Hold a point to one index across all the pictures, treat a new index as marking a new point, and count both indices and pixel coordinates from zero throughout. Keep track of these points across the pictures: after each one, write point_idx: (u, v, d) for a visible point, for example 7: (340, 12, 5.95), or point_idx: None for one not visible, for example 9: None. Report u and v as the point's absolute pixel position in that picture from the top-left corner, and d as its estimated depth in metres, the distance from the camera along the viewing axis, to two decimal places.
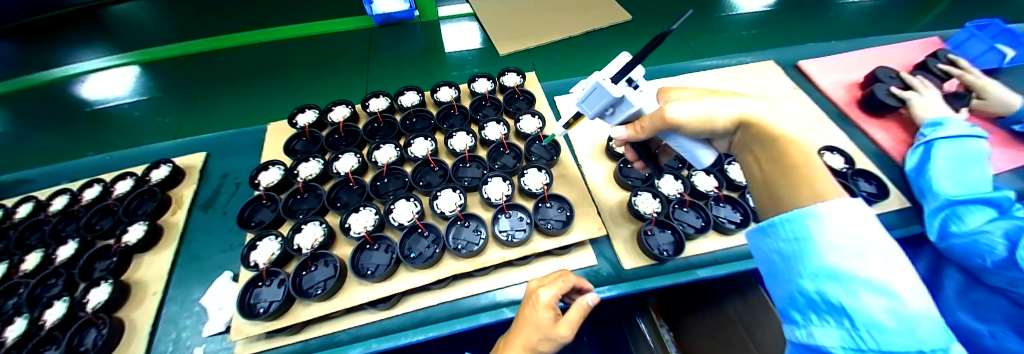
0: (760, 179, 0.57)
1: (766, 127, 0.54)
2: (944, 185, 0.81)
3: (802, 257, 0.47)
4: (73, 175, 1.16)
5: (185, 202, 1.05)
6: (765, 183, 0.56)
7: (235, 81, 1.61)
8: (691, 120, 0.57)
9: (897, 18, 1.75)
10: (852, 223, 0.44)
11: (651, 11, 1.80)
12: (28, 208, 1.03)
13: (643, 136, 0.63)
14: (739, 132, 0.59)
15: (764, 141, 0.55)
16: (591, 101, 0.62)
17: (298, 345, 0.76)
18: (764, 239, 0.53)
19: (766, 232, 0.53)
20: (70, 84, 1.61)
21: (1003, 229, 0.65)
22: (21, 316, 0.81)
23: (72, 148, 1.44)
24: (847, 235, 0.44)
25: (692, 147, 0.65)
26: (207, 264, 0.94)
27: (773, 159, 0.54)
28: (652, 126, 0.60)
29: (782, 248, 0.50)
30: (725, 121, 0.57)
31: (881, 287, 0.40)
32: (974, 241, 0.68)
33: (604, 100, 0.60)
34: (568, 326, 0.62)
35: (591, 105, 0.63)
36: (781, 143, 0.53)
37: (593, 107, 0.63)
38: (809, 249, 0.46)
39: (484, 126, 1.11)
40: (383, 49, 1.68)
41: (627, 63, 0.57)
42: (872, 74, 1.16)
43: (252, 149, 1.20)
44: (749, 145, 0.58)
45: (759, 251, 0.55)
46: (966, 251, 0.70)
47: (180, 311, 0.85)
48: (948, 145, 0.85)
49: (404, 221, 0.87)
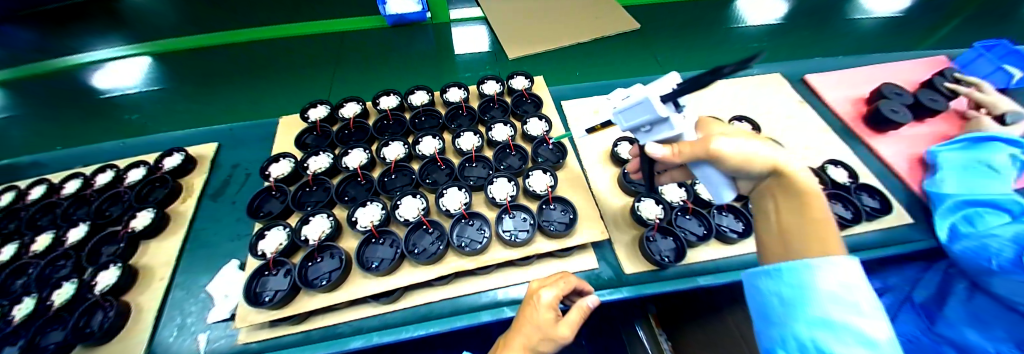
0: (772, 229, 0.58)
1: (797, 181, 0.54)
2: (947, 186, 0.86)
3: (803, 304, 0.46)
4: (88, 160, 1.20)
5: (196, 190, 1.08)
6: (778, 229, 0.56)
7: (242, 75, 1.64)
8: (734, 156, 0.56)
9: (907, 35, 1.75)
10: (855, 280, 0.45)
11: (661, 21, 1.81)
12: (41, 189, 1.07)
13: (685, 156, 0.59)
14: (770, 177, 0.58)
15: (791, 194, 0.55)
16: (630, 112, 0.62)
17: (299, 335, 0.78)
18: (766, 283, 0.52)
19: (769, 274, 0.52)
20: (85, 72, 1.65)
21: (1012, 233, 0.62)
22: (29, 296, 0.83)
23: (81, 135, 1.46)
24: (847, 289, 0.44)
25: (715, 180, 0.64)
26: (216, 252, 0.96)
27: (793, 210, 0.54)
28: (691, 154, 0.58)
29: (783, 292, 0.49)
30: (764, 163, 0.56)
31: (877, 344, 0.40)
32: (984, 245, 0.67)
33: (651, 120, 0.60)
34: (568, 327, 0.63)
35: (628, 116, 0.63)
36: (811, 198, 0.53)
37: (632, 119, 0.63)
38: (809, 297, 0.46)
39: (492, 127, 1.13)
40: (393, 49, 1.71)
41: (680, 88, 0.55)
42: (878, 90, 1.16)
43: (263, 141, 1.23)
44: (773, 192, 0.58)
45: (756, 295, 0.54)
46: (974, 255, 0.69)
47: (188, 295, 0.88)
48: (952, 158, 0.89)
49: (410, 217, 0.89)
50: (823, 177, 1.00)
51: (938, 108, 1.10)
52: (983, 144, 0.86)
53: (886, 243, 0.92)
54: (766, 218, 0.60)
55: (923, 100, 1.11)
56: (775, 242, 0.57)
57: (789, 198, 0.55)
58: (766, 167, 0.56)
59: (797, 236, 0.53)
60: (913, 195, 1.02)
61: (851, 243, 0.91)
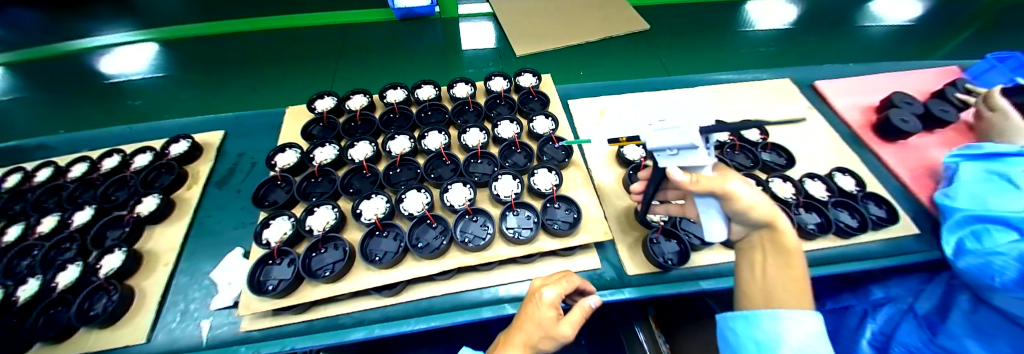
0: (757, 279, 0.60)
1: (787, 238, 0.57)
2: (962, 199, 0.84)
3: (774, 348, 0.52)
4: (94, 145, 1.20)
5: (201, 178, 1.08)
6: (763, 283, 0.59)
7: (249, 64, 1.64)
8: (743, 199, 0.54)
9: (919, 44, 1.74)
10: (818, 334, 0.51)
11: (670, 22, 1.80)
12: (48, 172, 1.08)
13: (702, 187, 0.54)
14: (760, 231, 0.59)
15: (779, 249, 0.57)
16: (666, 136, 0.60)
17: (301, 325, 0.78)
18: (743, 327, 0.57)
19: (749, 320, 0.56)
20: (92, 57, 1.66)
21: (1018, 251, 0.62)
22: (33, 277, 0.84)
23: (87, 118, 1.46)
24: (812, 341, 0.50)
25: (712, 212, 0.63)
26: (219, 240, 0.97)
27: (778, 265, 0.57)
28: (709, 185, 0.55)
29: (758, 337, 0.54)
30: (766, 215, 0.55)
31: None
32: (988, 262, 0.67)
33: (686, 148, 0.59)
34: (569, 326, 0.63)
35: (660, 139, 0.61)
36: (795, 258, 0.57)
37: (664, 143, 0.61)
38: (779, 343, 0.51)
39: (498, 124, 1.13)
40: (401, 42, 1.71)
41: (726, 125, 0.55)
42: (889, 98, 1.16)
43: (270, 130, 1.24)
44: (761, 244, 0.60)
45: (732, 336, 0.59)
46: (978, 271, 0.69)
47: (192, 281, 0.88)
48: (969, 169, 0.88)
49: (414, 211, 0.89)
50: (829, 185, 1.00)
51: (949, 119, 1.09)
52: (1004, 158, 0.84)
53: (891, 253, 0.91)
54: (752, 269, 0.62)
55: (934, 110, 1.10)
56: (759, 294, 0.59)
57: (778, 255, 0.57)
58: (763, 222, 0.56)
59: (782, 294, 0.56)
60: (920, 205, 1.01)
61: (856, 252, 0.91)
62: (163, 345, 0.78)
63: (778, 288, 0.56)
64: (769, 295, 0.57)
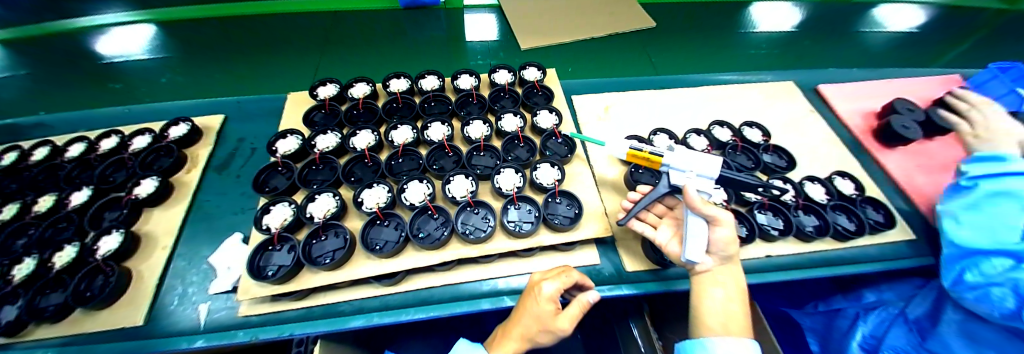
0: (717, 311, 0.67)
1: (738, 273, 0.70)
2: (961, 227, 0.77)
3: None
4: (91, 125, 1.19)
5: (201, 162, 1.07)
6: (724, 314, 0.66)
7: (248, 49, 1.62)
8: (726, 236, 0.64)
9: (921, 51, 1.74)
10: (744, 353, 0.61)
11: (676, 21, 1.79)
12: (45, 151, 1.07)
13: (707, 211, 0.62)
14: (724, 265, 0.69)
15: (733, 282, 0.69)
16: (696, 159, 0.69)
17: (300, 311, 0.78)
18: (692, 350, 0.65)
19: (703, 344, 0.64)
20: (89, 36, 1.63)
21: (1011, 281, 0.66)
22: (30, 257, 0.83)
23: (81, 99, 1.44)
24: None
25: (698, 232, 0.65)
26: (219, 224, 0.96)
27: (732, 297, 0.68)
28: (710, 212, 0.62)
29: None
30: (735, 252, 0.67)
31: None
32: (986, 291, 0.69)
33: (706, 176, 0.69)
34: (568, 320, 0.63)
35: (686, 160, 0.70)
36: (742, 290, 0.70)
37: (689, 163, 0.69)
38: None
39: (502, 117, 1.12)
40: (405, 32, 1.69)
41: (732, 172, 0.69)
42: (890, 105, 1.16)
43: (271, 115, 1.23)
44: (721, 279, 0.69)
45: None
46: (977, 299, 0.72)
47: (188, 266, 0.88)
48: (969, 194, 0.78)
49: (416, 201, 0.89)
50: (829, 188, 1.01)
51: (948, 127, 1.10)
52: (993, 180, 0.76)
53: (886, 257, 0.92)
54: (711, 301, 0.68)
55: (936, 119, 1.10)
56: (719, 324, 0.65)
57: (734, 289, 0.68)
58: (731, 257, 0.67)
59: (737, 324, 0.65)
60: (917, 211, 1.02)
61: (853, 255, 0.92)
62: (160, 328, 0.77)
63: (735, 319, 0.66)
64: (728, 326, 0.65)
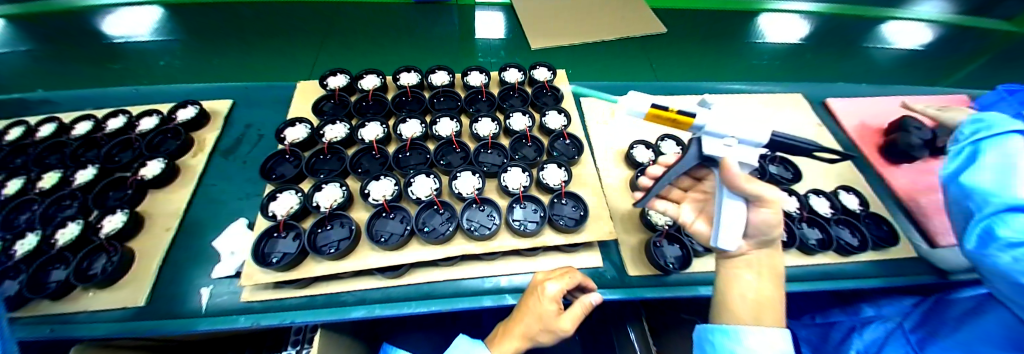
0: (749, 297, 0.64)
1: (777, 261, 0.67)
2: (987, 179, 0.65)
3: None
4: (99, 104, 1.19)
5: (207, 145, 1.07)
6: (755, 300, 0.63)
7: (257, 35, 1.62)
8: (771, 215, 0.60)
9: (929, 70, 1.75)
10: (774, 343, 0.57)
11: (687, 27, 1.79)
12: (50, 128, 1.07)
13: (753, 189, 0.57)
14: (762, 252, 0.67)
15: (770, 269, 0.66)
16: (740, 124, 0.59)
17: (303, 299, 0.79)
18: (717, 339, 0.61)
19: (731, 335, 0.59)
20: (98, 16, 1.63)
21: None
22: (32, 232, 0.83)
23: (88, 78, 1.44)
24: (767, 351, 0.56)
25: (737, 215, 0.61)
26: (224, 209, 0.96)
27: (768, 284, 0.64)
28: (758, 189, 0.57)
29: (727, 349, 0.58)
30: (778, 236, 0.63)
31: None
32: None
33: (748, 143, 0.60)
34: (570, 320, 0.64)
35: (729, 125, 0.59)
36: (779, 281, 0.65)
37: (732, 129, 0.59)
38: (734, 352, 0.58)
39: (510, 115, 1.12)
40: (415, 26, 1.69)
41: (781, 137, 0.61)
42: (901, 123, 1.13)
43: (279, 103, 1.23)
44: (758, 265, 0.66)
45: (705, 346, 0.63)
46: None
47: (193, 248, 0.88)
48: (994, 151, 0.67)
49: (422, 196, 0.89)
50: (834, 202, 1.01)
51: None
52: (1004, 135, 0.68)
53: (887, 273, 0.93)
54: (744, 287, 0.65)
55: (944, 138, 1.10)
56: (750, 310, 0.62)
57: (770, 277, 0.65)
58: (771, 242, 0.64)
59: (772, 312, 0.61)
60: (919, 229, 1.02)
61: (854, 270, 0.92)
62: (161, 309, 0.78)
63: (769, 307, 0.62)
64: (760, 313, 0.61)
